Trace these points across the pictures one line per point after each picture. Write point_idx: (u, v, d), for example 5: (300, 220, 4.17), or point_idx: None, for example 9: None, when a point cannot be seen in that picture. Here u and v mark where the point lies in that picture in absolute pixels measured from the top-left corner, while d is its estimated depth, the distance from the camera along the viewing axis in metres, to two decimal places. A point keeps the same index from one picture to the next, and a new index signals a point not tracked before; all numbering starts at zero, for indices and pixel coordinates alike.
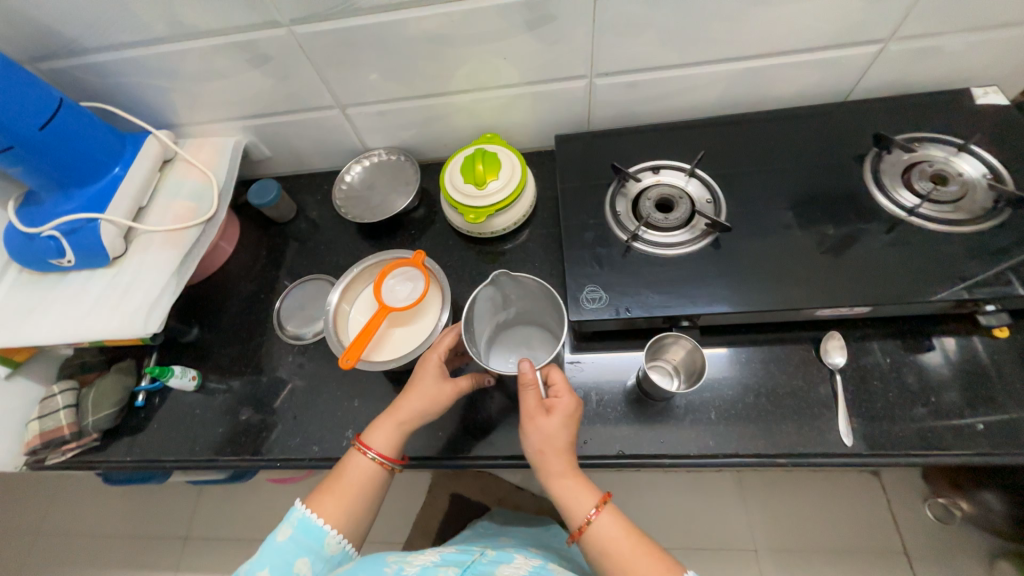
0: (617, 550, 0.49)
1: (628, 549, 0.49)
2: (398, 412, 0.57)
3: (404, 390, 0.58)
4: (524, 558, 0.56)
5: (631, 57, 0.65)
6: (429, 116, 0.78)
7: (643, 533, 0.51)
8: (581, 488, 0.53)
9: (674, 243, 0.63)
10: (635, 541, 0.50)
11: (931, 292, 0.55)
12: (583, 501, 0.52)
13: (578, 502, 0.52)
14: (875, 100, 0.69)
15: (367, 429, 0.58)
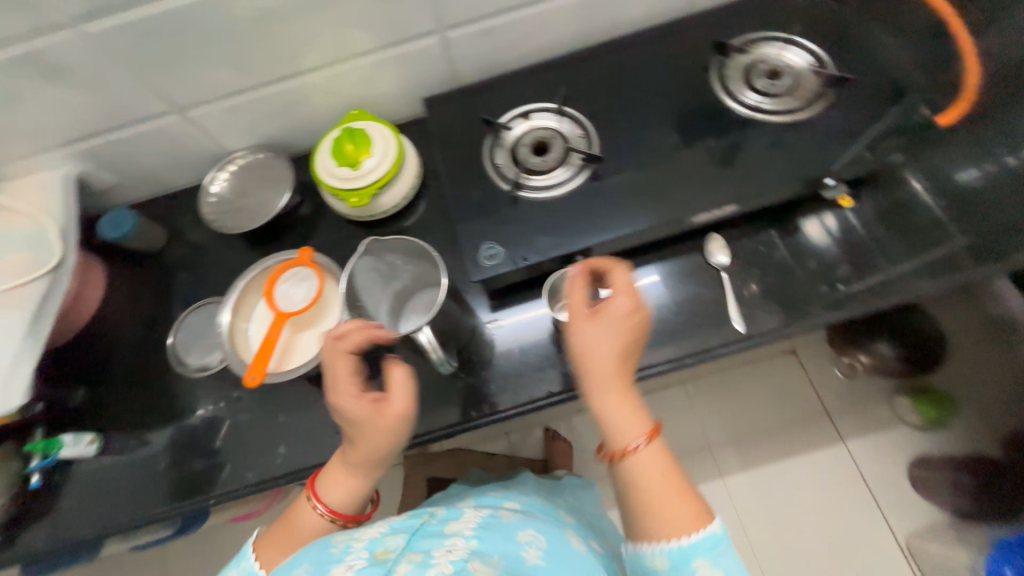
0: (657, 483, 0.46)
1: (662, 486, 0.46)
2: (358, 460, 0.51)
3: (352, 433, 0.51)
4: (472, 511, 0.57)
5: (472, 3, 0.64)
6: (284, 104, 0.72)
7: (681, 474, 0.48)
8: (628, 415, 0.48)
9: (556, 183, 0.64)
10: (671, 476, 0.47)
11: (781, 178, 0.60)
12: (635, 431, 0.47)
13: (630, 430, 0.47)
14: (713, 9, 0.72)
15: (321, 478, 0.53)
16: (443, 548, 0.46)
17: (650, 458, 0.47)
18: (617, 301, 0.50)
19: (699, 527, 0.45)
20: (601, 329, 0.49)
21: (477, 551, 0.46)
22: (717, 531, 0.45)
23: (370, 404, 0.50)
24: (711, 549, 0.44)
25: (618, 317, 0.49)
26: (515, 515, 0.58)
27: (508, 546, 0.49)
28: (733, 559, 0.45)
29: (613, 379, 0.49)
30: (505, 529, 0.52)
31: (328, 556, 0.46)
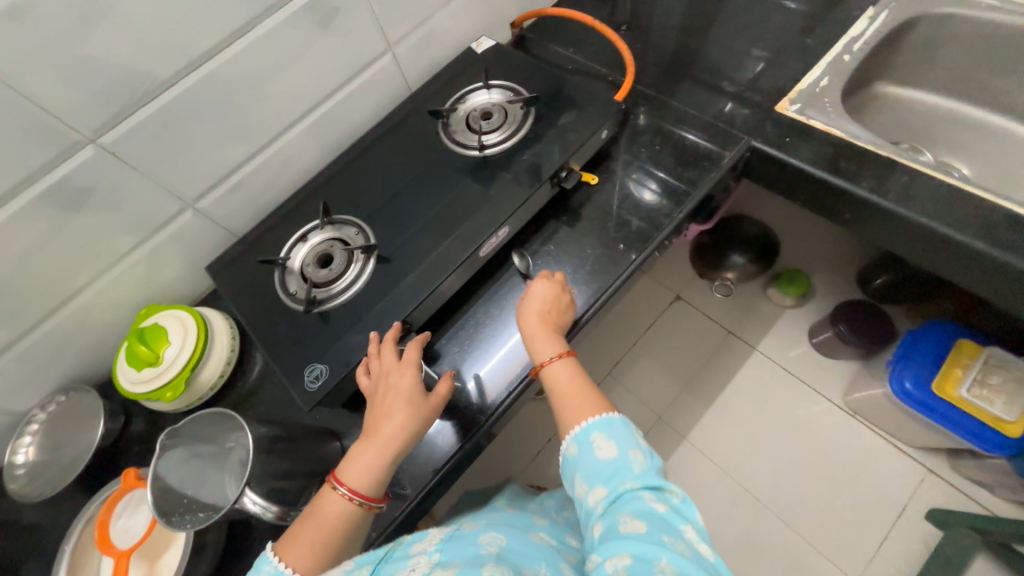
0: (569, 399, 0.59)
1: (573, 397, 0.59)
2: (382, 445, 0.55)
3: (375, 415, 0.56)
4: (436, 531, 0.57)
5: (206, 171, 0.69)
6: (63, 338, 0.68)
7: (591, 388, 0.60)
8: (543, 341, 0.62)
9: (349, 282, 0.66)
10: (580, 386, 0.59)
11: (530, 186, 0.70)
12: (552, 354, 0.61)
13: (545, 359, 0.61)
14: (426, 87, 0.86)
15: (342, 463, 0.55)
16: (407, 569, 0.48)
17: (557, 378, 0.60)
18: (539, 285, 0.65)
19: (599, 413, 0.57)
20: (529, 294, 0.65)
21: (439, 561, 0.49)
22: (608, 415, 0.56)
23: (413, 388, 0.57)
24: (603, 426, 0.55)
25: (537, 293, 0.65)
26: (476, 525, 0.60)
27: (469, 551, 0.52)
28: (628, 434, 0.54)
29: (540, 325, 0.62)
30: (467, 537, 0.55)
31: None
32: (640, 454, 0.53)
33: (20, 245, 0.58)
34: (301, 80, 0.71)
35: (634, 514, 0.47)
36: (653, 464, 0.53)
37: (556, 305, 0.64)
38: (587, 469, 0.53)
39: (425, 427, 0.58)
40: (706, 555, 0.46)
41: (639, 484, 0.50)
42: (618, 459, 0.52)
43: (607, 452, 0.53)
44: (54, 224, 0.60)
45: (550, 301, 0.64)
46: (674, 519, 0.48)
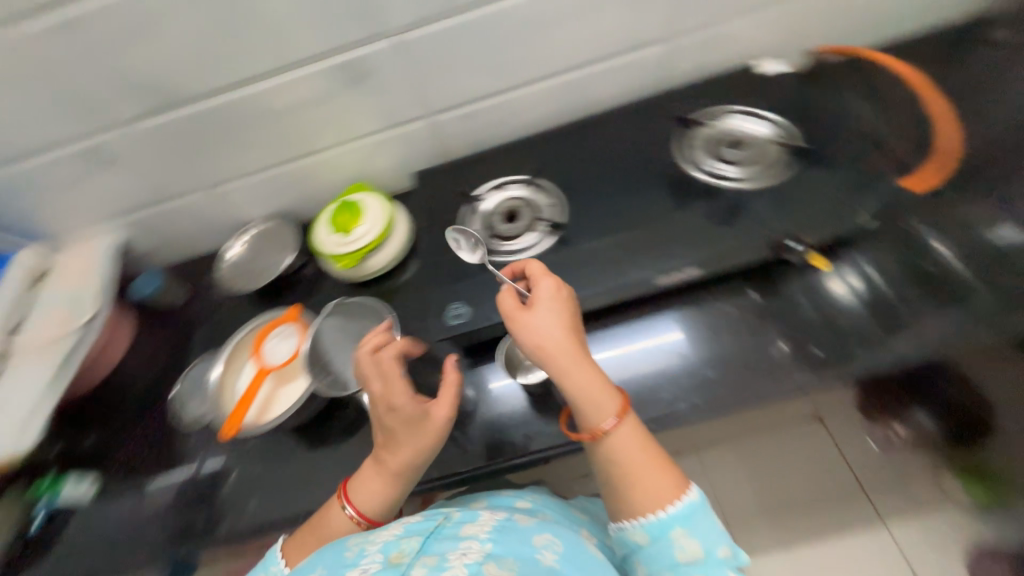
0: (635, 460, 0.52)
1: (640, 459, 0.52)
2: (389, 469, 0.55)
3: (390, 441, 0.56)
4: (489, 514, 0.54)
5: (455, 92, 0.73)
6: (296, 179, 0.82)
7: (654, 446, 0.54)
8: (599, 402, 0.52)
9: (527, 247, 0.68)
10: (636, 437, 0.53)
11: (751, 240, 0.60)
12: (603, 402, 0.52)
13: (602, 411, 0.52)
14: (682, 90, 0.79)
15: (350, 481, 0.57)
16: (457, 552, 0.46)
17: (615, 437, 0.52)
18: (544, 312, 0.55)
19: (681, 495, 0.51)
20: (538, 322, 0.54)
21: (492, 554, 0.46)
22: (694, 496, 0.51)
23: (422, 409, 0.55)
24: (691, 517, 0.50)
25: (550, 322, 0.55)
26: (532, 519, 0.55)
27: (523, 551, 0.47)
28: (716, 524, 0.51)
29: (574, 360, 0.53)
30: (522, 533, 0.50)
31: (344, 560, 0.47)
32: (727, 551, 0.50)
33: (306, 98, 0.70)
34: (573, 42, 0.70)
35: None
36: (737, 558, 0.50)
37: (573, 331, 0.55)
38: (663, 563, 0.50)
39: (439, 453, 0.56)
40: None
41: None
42: (704, 554, 0.49)
43: (691, 547, 0.49)
44: (334, 92, 0.70)
45: (565, 330, 0.54)
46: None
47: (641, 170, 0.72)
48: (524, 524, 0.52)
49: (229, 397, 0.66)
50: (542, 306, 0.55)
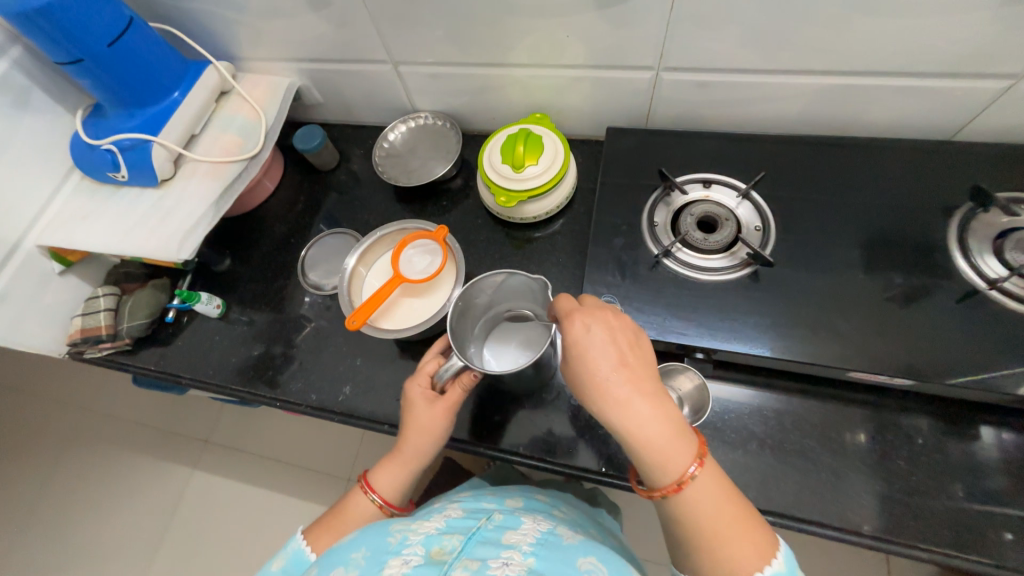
0: (716, 515, 0.40)
1: (720, 514, 0.40)
2: (399, 454, 0.55)
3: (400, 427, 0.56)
4: (533, 523, 0.49)
5: (707, 54, 0.59)
6: (483, 85, 0.74)
7: (735, 497, 0.41)
8: (673, 447, 0.40)
9: (711, 268, 0.59)
10: (714, 484, 0.41)
11: (994, 380, 0.49)
12: (675, 450, 0.40)
13: (675, 461, 0.40)
14: (984, 146, 0.60)
15: (371, 469, 0.57)
16: (499, 560, 0.40)
17: (687, 489, 0.40)
18: (598, 332, 0.43)
19: (770, 560, 0.39)
20: (589, 347, 0.42)
21: (534, 569, 0.39)
22: (786, 562, 0.39)
23: (427, 397, 0.55)
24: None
25: (603, 347, 0.42)
26: (578, 536, 0.48)
27: (565, 572, 0.39)
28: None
29: (632, 396, 0.40)
30: (565, 550, 0.43)
31: (385, 547, 0.44)
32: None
33: (541, 4, 0.58)
34: (898, 41, 0.52)
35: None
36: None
37: (632, 359, 0.42)
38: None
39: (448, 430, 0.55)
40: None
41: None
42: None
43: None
44: (574, 7, 0.58)
45: (620, 357, 0.42)
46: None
47: (877, 227, 0.59)
48: (569, 541, 0.45)
49: (356, 287, 0.66)
50: (590, 326, 0.43)
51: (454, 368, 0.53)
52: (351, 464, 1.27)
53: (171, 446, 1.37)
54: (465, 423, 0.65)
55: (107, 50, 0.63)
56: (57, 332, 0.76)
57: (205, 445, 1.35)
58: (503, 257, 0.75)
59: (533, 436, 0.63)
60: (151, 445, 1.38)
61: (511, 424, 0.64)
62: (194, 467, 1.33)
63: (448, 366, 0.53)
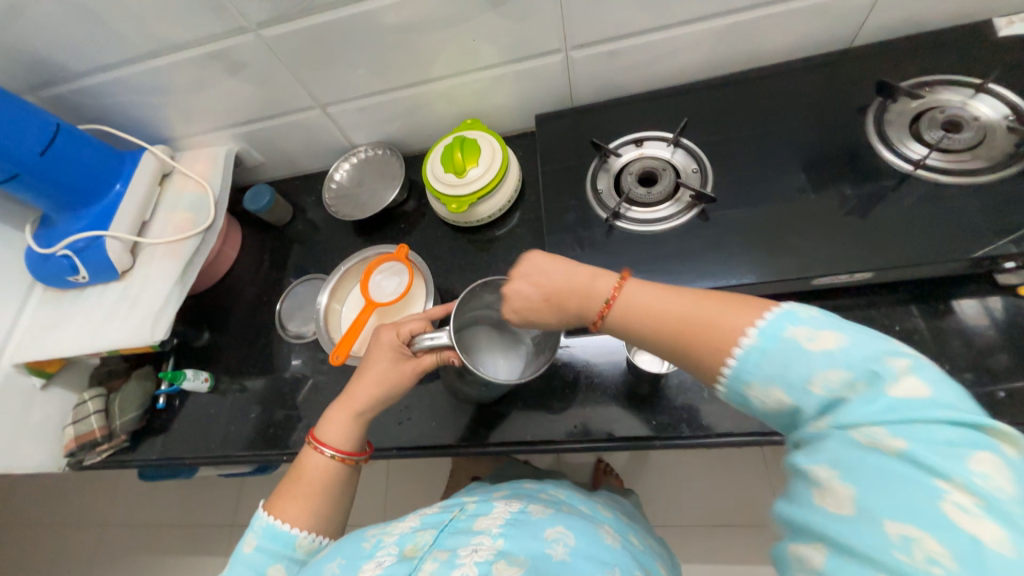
0: (677, 316, 0.40)
1: (686, 316, 0.40)
2: (352, 399, 0.54)
3: (359, 374, 0.55)
4: (505, 504, 0.49)
5: (606, 24, 0.62)
6: (410, 106, 0.77)
7: (705, 298, 0.40)
8: (593, 279, 0.45)
9: (661, 218, 0.62)
10: (673, 296, 0.41)
11: (945, 253, 0.51)
12: (603, 292, 0.44)
13: (599, 290, 0.44)
14: (880, 47, 0.64)
15: (321, 425, 0.55)
16: (468, 547, 0.42)
17: (651, 323, 0.41)
18: (529, 260, 0.48)
19: (740, 333, 0.36)
20: (513, 285, 0.48)
21: (503, 551, 0.41)
22: (761, 332, 0.35)
23: (394, 346, 0.54)
24: (756, 362, 0.35)
25: (531, 269, 0.48)
26: (548, 509, 0.49)
27: (533, 548, 0.41)
28: (802, 348, 0.34)
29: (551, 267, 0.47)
30: (534, 525, 0.44)
31: (360, 552, 0.44)
32: (838, 375, 0.33)
33: (441, 17, 0.61)
34: None
35: (836, 475, 0.31)
36: (866, 365, 0.32)
37: (554, 279, 0.46)
38: (762, 414, 0.37)
39: (407, 383, 0.55)
40: (1009, 492, 0.27)
41: (847, 427, 0.31)
42: (799, 401, 0.34)
43: (776, 397, 0.35)
44: (472, 12, 0.60)
45: (545, 276, 0.47)
46: (930, 459, 0.29)
47: (804, 143, 0.62)
48: (538, 516, 0.46)
49: (334, 324, 0.67)
50: (520, 264, 0.48)
51: (436, 342, 0.51)
52: (381, 508, 1.25)
53: (198, 538, 1.34)
54: (471, 428, 0.65)
55: (39, 159, 0.64)
56: (51, 447, 0.75)
57: (232, 528, 1.32)
58: (470, 262, 0.77)
59: (540, 422, 0.64)
60: (178, 544, 1.35)
61: (516, 417, 0.65)
62: (225, 554, 1.30)
63: (432, 338, 0.51)
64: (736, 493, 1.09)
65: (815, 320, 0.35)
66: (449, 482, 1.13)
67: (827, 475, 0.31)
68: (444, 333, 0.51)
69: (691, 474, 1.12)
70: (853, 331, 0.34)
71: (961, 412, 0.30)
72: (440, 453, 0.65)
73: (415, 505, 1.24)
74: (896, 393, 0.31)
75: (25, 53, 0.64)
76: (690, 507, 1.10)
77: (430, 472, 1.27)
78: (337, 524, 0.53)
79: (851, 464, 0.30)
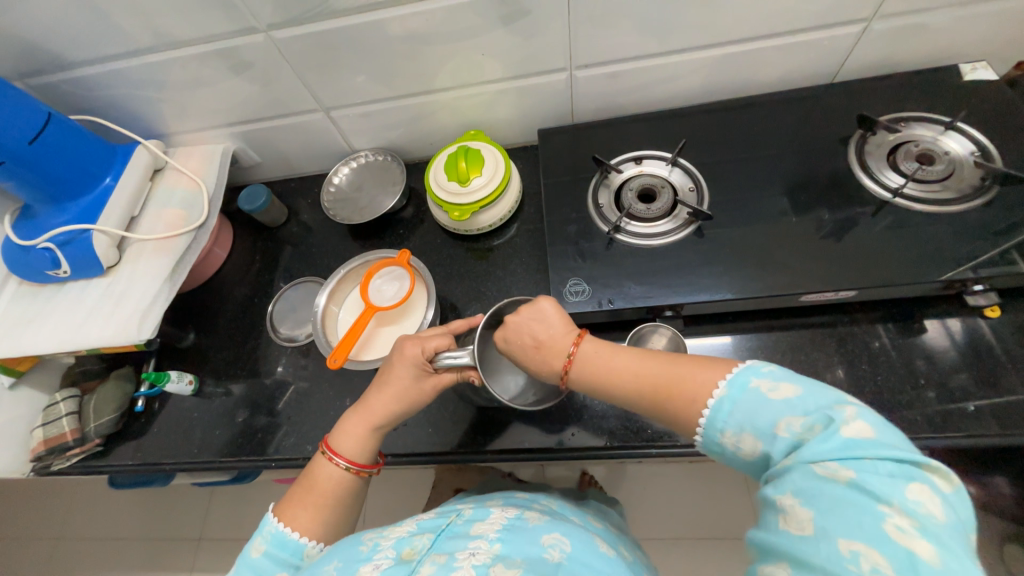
0: (641, 373, 0.45)
1: (653, 374, 0.44)
2: (371, 410, 0.53)
3: (378, 385, 0.54)
4: (502, 510, 0.49)
5: (611, 47, 0.65)
6: (415, 114, 0.78)
7: (662, 356, 0.45)
8: (553, 337, 0.49)
9: (659, 233, 0.64)
10: (624, 352, 0.47)
11: (920, 274, 0.55)
12: (557, 348, 0.48)
13: (557, 347, 0.48)
14: (860, 83, 0.69)
15: (335, 434, 0.54)
16: (466, 551, 0.42)
17: (626, 379, 0.45)
18: (540, 305, 0.50)
19: (714, 387, 0.40)
20: (516, 321, 0.50)
21: (501, 554, 0.41)
22: (730, 385, 0.39)
23: (417, 362, 0.53)
24: (728, 411, 0.38)
25: (538, 314, 0.50)
26: (543, 516, 0.49)
27: (530, 553, 0.41)
28: (765, 398, 0.37)
29: (549, 328, 0.49)
30: (531, 530, 0.44)
31: (358, 555, 0.43)
32: (798, 421, 0.35)
33: (453, 30, 0.63)
34: (766, 9, 0.60)
35: (798, 501, 0.33)
36: (821, 410, 0.35)
37: (552, 331, 0.49)
38: (739, 464, 0.39)
39: (423, 400, 0.54)
40: (939, 518, 0.30)
41: (807, 460, 0.33)
42: (769, 448, 0.36)
43: (749, 444, 0.38)
44: (483, 28, 0.62)
45: (547, 327, 0.49)
46: (876, 486, 0.31)
47: (793, 168, 0.66)
48: (534, 522, 0.46)
49: (330, 327, 0.67)
50: (532, 305, 0.50)
51: (459, 362, 0.51)
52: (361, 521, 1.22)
53: (161, 553, 1.26)
54: (468, 436, 0.65)
55: (28, 147, 0.62)
56: (16, 450, 0.71)
57: (199, 543, 1.26)
58: (469, 269, 0.77)
59: (537, 430, 0.64)
60: (138, 560, 1.27)
61: (512, 426, 0.65)
62: (190, 571, 1.23)
63: (455, 357, 0.51)
64: (717, 506, 1.11)
65: (775, 373, 0.38)
66: (431, 493, 1.11)
67: (791, 502, 0.33)
68: (467, 352, 0.51)
69: (675, 486, 1.14)
70: (808, 384, 0.38)
71: (905, 450, 0.32)
72: (436, 459, 0.64)
73: (397, 518, 1.21)
74: (847, 432, 0.33)
75: (19, 40, 0.62)
76: (672, 520, 1.11)
77: (412, 484, 1.24)
78: (344, 532, 0.52)
79: (810, 492, 0.32)
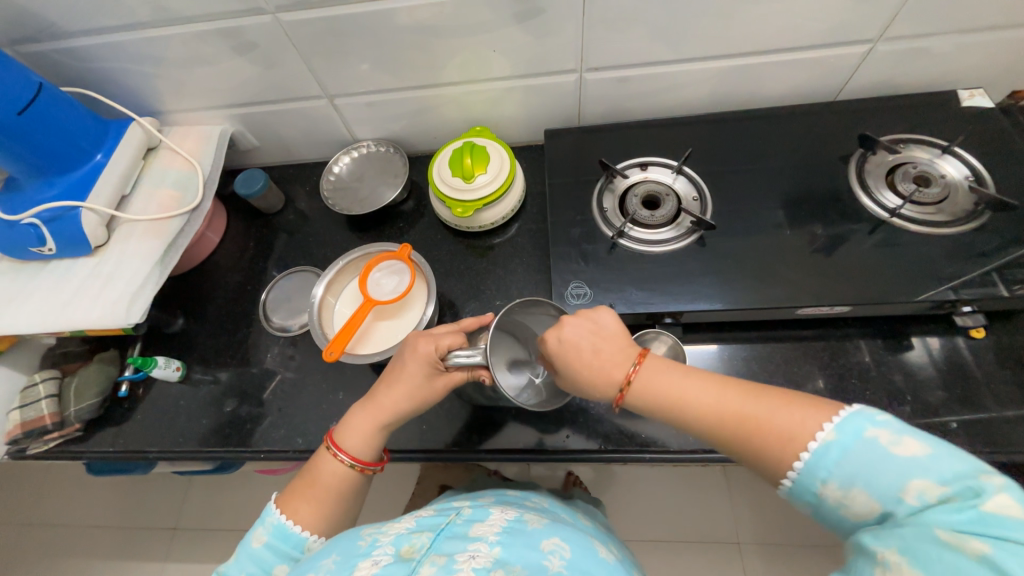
0: (725, 407, 0.44)
1: (740, 408, 0.43)
2: (378, 408, 0.53)
3: (388, 382, 0.54)
4: (502, 512, 0.49)
5: (622, 52, 0.65)
6: (421, 107, 0.77)
7: (749, 389, 0.44)
8: (617, 353, 0.48)
9: (661, 240, 0.65)
10: (704, 384, 0.45)
11: (912, 293, 0.57)
12: (619, 366, 0.48)
13: (618, 366, 0.48)
14: (862, 102, 0.71)
15: (341, 429, 0.54)
16: (466, 554, 0.41)
17: (709, 413, 0.44)
18: (598, 314, 0.50)
19: (816, 431, 0.38)
20: (572, 324, 0.49)
21: (501, 559, 0.41)
22: (837, 430, 0.38)
23: (430, 360, 0.52)
24: (834, 460, 0.37)
25: (598, 324, 0.50)
26: (543, 519, 0.49)
27: (530, 559, 0.41)
28: (887, 454, 0.35)
29: (615, 346, 0.49)
30: (530, 535, 0.44)
31: (356, 550, 0.43)
32: (930, 485, 0.33)
33: (465, 25, 0.62)
34: (777, 24, 0.61)
35: (906, 560, 0.32)
36: (960, 480, 0.33)
37: (613, 343, 0.49)
38: (840, 518, 0.38)
39: (431, 400, 0.54)
40: None
41: (928, 526, 0.32)
42: (884, 505, 0.35)
43: (861, 501, 0.36)
44: (496, 24, 0.62)
45: (608, 339, 0.49)
46: (1016, 568, 0.29)
47: (793, 182, 0.67)
48: (534, 526, 0.46)
49: (327, 318, 0.66)
50: (589, 313, 0.51)
51: (472, 361, 0.50)
52: None
53: (134, 541, 1.23)
54: (463, 433, 0.65)
55: (17, 118, 0.59)
56: None
57: (175, 532, 1.23)
58: (469, 267, 0.77)
59: (533, 430, 0.64)
60: (111, 548, 1.23)
61: (508, 426, 0.65)
62: (164, 561, 1.20)
63: (467, 356, 0.51)
64: (699, 510, 1.13)
65: (896, 426, 0.36)
66: (417, 488, 1.11)
67: (894, 559, 0.33)
68: (479, 352, 0.50)
69: (659, 489, 1.15)
70: (941, 445, 0.35)
71: None
72: (429, 456, 0.64)
73: (381, 512, 1.20)
74: (988, 506, 0.31)
75: (11, 5, 0.59)
76: (655, 523, 1.13)
77: (398, 479, 1.23)
78: (343, 527, 0.53)
79: (925, 556, 0.31)
